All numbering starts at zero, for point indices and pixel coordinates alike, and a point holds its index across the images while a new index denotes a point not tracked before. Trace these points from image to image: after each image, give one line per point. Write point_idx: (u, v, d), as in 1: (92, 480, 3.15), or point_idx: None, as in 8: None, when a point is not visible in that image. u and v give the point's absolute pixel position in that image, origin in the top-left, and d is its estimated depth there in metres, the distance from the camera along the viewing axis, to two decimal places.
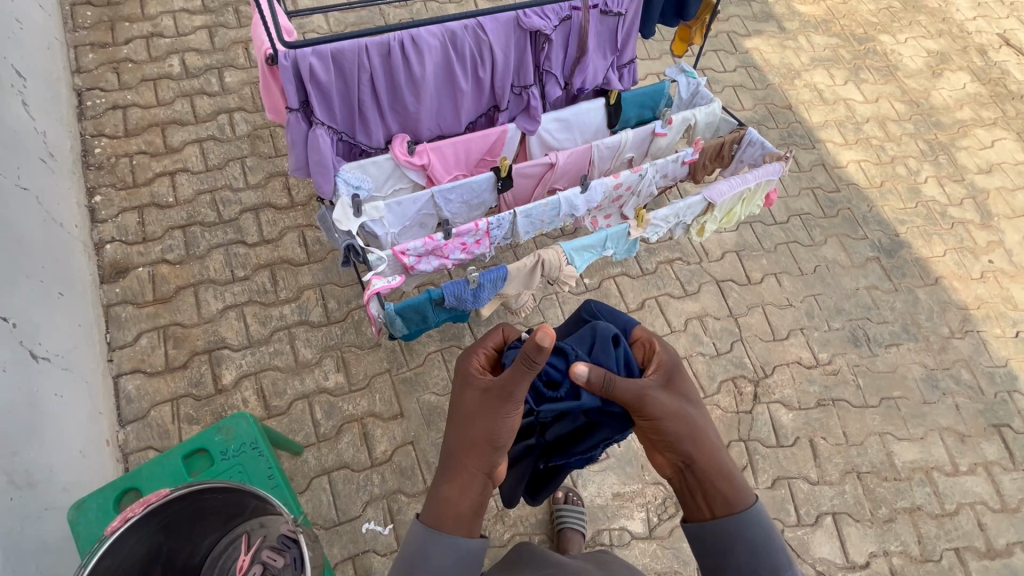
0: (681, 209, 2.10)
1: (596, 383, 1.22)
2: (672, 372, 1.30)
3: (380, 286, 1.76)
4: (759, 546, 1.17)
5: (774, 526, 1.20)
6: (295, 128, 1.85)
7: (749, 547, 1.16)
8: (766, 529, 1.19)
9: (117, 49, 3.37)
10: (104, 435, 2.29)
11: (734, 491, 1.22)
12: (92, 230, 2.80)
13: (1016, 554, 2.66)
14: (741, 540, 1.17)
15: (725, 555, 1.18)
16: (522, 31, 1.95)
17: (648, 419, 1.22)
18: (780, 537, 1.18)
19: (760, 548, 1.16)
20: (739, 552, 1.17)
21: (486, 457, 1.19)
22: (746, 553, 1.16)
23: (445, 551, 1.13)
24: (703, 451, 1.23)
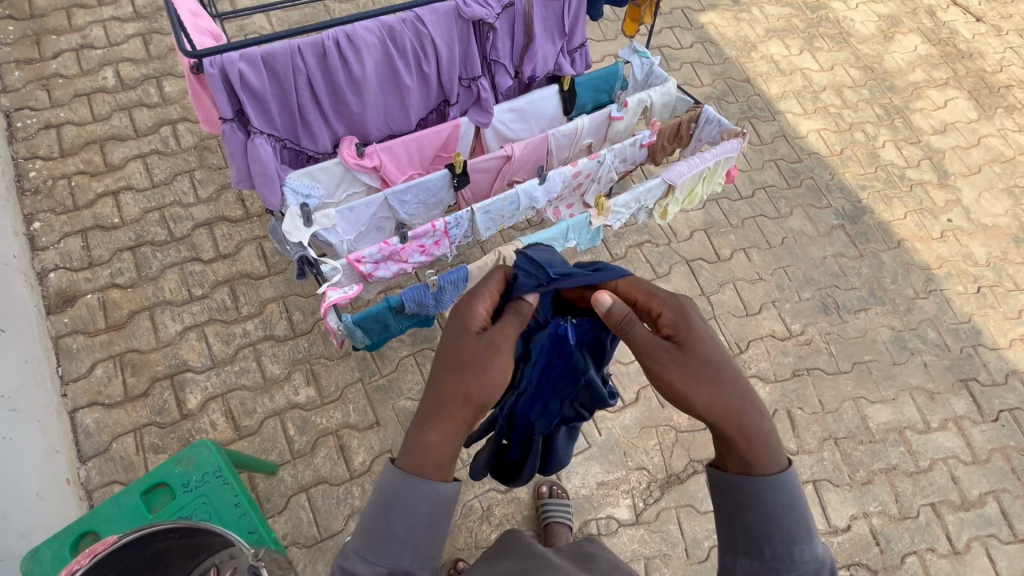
0: (641, 194, 2.07)
1: (616, 317, 1.16)
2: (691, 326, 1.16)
3: (336, 298, 1.70)
4: (780, 519, 1.04)
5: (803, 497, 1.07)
6: (232, 138, 1.75)
7: (762, 512, 1.05)
8: (793, 502, 1.06)
9: (45, 65, 3.17)
10: (64, 473, 2.19)
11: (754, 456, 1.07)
12: (34, 259, 2.66)
13: (988, 504, 2.74)
14: (759, 505, 1.05)
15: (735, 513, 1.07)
16: (463, 21, 1.88)
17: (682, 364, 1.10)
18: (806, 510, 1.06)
19: (786, 524, 1.04)
20: (753, 513, 1.05)
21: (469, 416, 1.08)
22: (759, 520, 1.04)
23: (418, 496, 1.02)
24: (723, 416, 1.07)
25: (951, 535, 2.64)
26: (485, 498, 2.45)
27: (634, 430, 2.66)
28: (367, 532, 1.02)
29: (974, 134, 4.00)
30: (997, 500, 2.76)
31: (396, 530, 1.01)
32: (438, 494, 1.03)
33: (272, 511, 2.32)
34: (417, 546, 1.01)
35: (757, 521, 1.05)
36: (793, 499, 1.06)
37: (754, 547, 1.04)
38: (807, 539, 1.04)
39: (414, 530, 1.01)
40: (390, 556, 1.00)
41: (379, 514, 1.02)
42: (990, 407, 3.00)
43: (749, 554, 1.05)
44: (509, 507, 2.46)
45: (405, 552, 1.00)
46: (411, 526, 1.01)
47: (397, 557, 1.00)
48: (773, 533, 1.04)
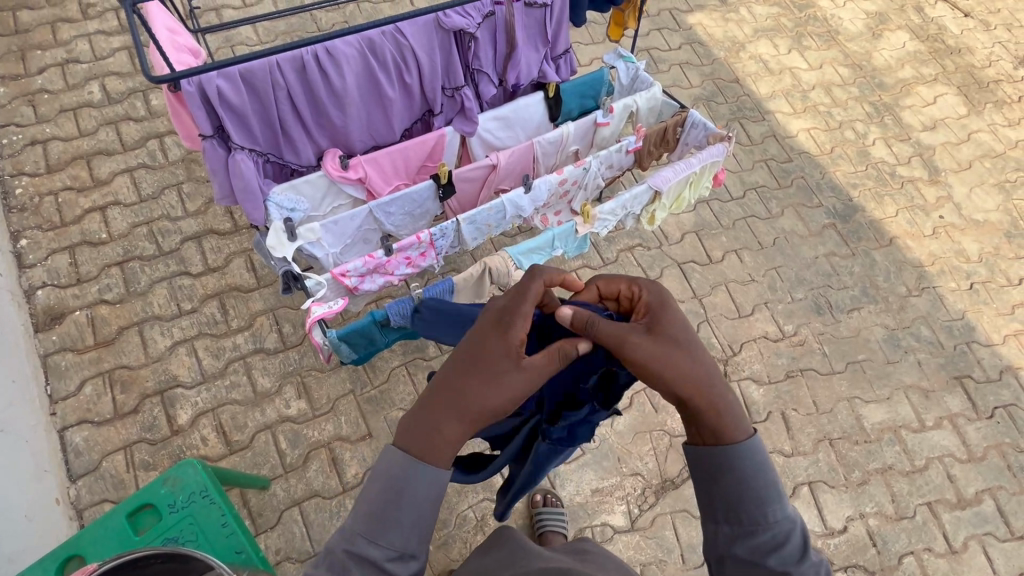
0: (627, 201, 2.07)
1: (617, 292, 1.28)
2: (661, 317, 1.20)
3: (321, 313, 1.69)
4: (750, 478, 1.06)
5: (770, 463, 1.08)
6: (213, 155, 1.74)
7: (737, 476, 1.06)
8: (760, 463, 1.07)
9: (30, 80, 3.16)
10: (53, 494, 2.18)
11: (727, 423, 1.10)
12: (21, 277, 2.64)
13: (985, 501, 2.74)
14: (732, 469, 1.06)
15: (711, 484, 1.08)
16: (443, 31, 1.87)
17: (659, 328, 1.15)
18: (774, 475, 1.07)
19: (753, 482, 1.05)
20: (731, 479, 1.06)
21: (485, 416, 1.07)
22: (735, 483, 1.05)
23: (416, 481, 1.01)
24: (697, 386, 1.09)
25: (947, 534, 2.64)
26: (478, 508, 2.44)
27: (628, 436, 2.65)
28: (368, 518, 0.99)
29: (964, 130, 4.00)
30: (993, 497, 2.75)
31: (400, 517, 0.99)
32: (438, 479, 1.01)
33: (264, 525, 2.31)
34: (419, 533, 1.00)
35: (740, 484, 1.05)
36: (763, 464, 1.07)
37: (731, 514, 1.05)
38: (778, 499, 1.05)
39: (417, 515, 1.00)
40: (394, 542, 0.98)
41: (379, 502, 0.99)
42: (985, 404, 3.00)
43: (730, 523, 1.05)
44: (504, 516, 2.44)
45: (406, 535, 0.99)
46: (420, 518, 0.99)
47: (401, 541, 0.98)
48: (747, 495, 1.04)
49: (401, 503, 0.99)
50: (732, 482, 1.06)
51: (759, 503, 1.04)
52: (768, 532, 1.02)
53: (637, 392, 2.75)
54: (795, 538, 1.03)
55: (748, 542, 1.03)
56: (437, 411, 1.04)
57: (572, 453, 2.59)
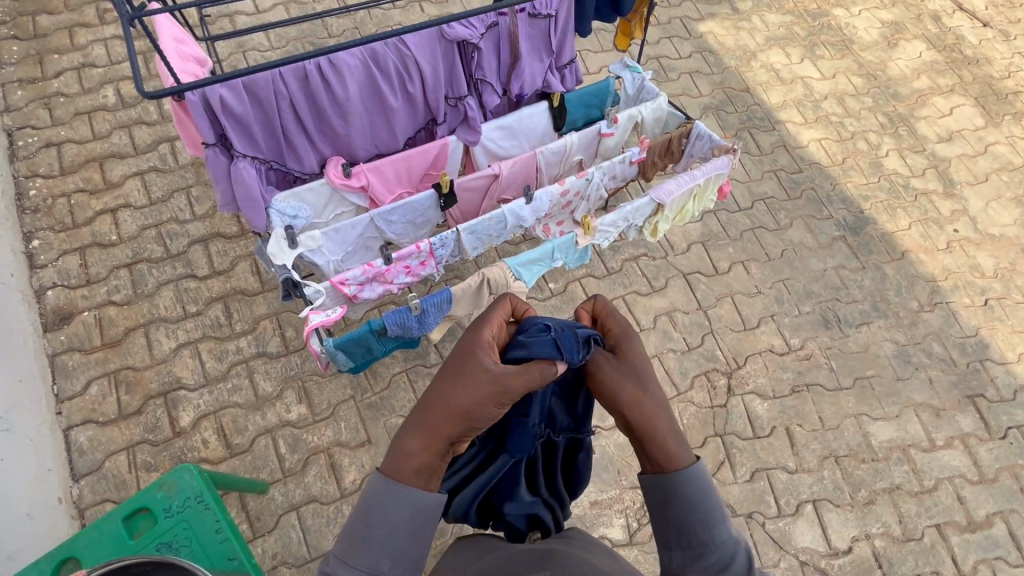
0: (628, 213, 2.05)
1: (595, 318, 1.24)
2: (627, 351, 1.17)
3: (318, 321, 1.69)
4: (701, 502, 1.05)
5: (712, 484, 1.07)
6: (215, 163, 1.76)
7: (685, 503, 1.04)
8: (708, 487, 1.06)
9: (47, 84, 3.23)
10: (55, 493, 2.21)
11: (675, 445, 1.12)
12: (32, 277, 2.69)
13: (996, 525, 2.66)
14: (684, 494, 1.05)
15: (663, 509, 1.06)
16: (447, 42, 1.88)
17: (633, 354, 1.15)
18: (718, 495, 1.06)
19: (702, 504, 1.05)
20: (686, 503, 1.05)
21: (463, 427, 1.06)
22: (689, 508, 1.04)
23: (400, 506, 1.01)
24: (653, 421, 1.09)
25: (956, 558, 2.57)
26: None
27: (628, 448, 2.63)
28: (349, 539, 1.01)
29: (981, 142, 3.92)
30: (1005, 520, 2.68)
31: (379, 539, 1.00)
32: (417, 500, 1.02)
33: (262, 530, 2.32)
34: (396, 553, 1.00)
35: (689, 508, 1.04)
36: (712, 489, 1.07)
37: (682, 540, 1.04)
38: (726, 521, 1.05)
39: (393, 535, 1.00)
40: (369, 560, 0.99)
41: (356, 520, 1.02)
42: (998, 424, 2.92)
43: (683, 548, 1.04)
44: None
45: (384, 556, 0.99)
46: (399, 538, 1.00)
47: (377, 561, 0.99)
48: (696, 519, 1.04)
49: (383, 526, 1.00)
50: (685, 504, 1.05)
51: (707, 525, 1.03)
52: (718, 553, 1.02)
53: None
54: (739, 557, 1.03)
55: (698, 564, 1.03)
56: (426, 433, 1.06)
57: None
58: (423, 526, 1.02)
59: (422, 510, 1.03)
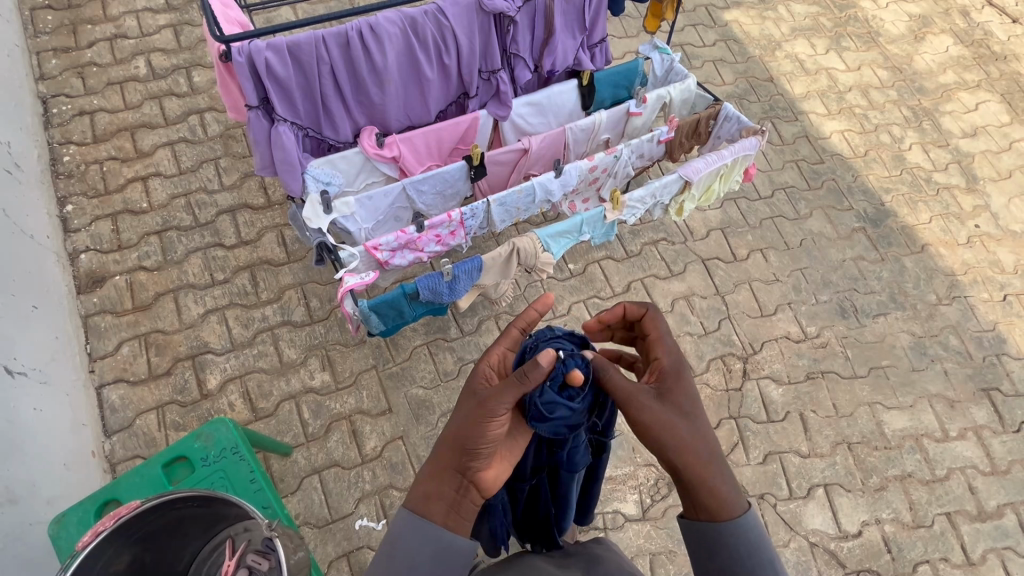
0: (656, 189, 2.07)
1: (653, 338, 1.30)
2: (673, 380, 1.23)
3: (353, 283, 1.73)
4: (744, 552, 1.12)
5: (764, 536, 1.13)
6: (257, 126, 1.79)
7: (729, 555, 1.12)
8: (755, 540, 1.13)
9: (81, 53, 3.29)
10: (90, 446, 2.28)
11: (722, 497, 1.14)
12: (66, 240, 2.75)
13: (1007, 516, 2.68)
14: (725, 549, 1.12)
15: (709, 560, 1.15)
16: (484, 13, 1.90)
17: (635, 421, 1.18)
18: (769, 545, 1.13)
19: (740, 559, 1.11)
20: (724, 555, 1.13)
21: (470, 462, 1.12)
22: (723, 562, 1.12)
23: (422, 540, 1.08)
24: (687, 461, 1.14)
25: (966, 546, 2.59)
26: None
27: None
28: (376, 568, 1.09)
29: (1006, 139, 3.89)
30: (1016, 511, 2.70)
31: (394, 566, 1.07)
32: (441, 540, 1.09)
33: (285, 491, 2.38)
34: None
35: (729, 564, 1.12)
36: (758, 539, 1.13)
37: None
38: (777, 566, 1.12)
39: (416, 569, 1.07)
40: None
41: (385, 552, 1.09)
42: (1012, 418, 2.93)
43: None
44: None
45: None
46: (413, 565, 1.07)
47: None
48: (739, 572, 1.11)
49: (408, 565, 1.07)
50: (719, 561, 1.13)
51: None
52: None
53: None
54: None
55: None
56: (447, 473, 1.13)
57: None
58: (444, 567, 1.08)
59: (449, 551, 1.09)
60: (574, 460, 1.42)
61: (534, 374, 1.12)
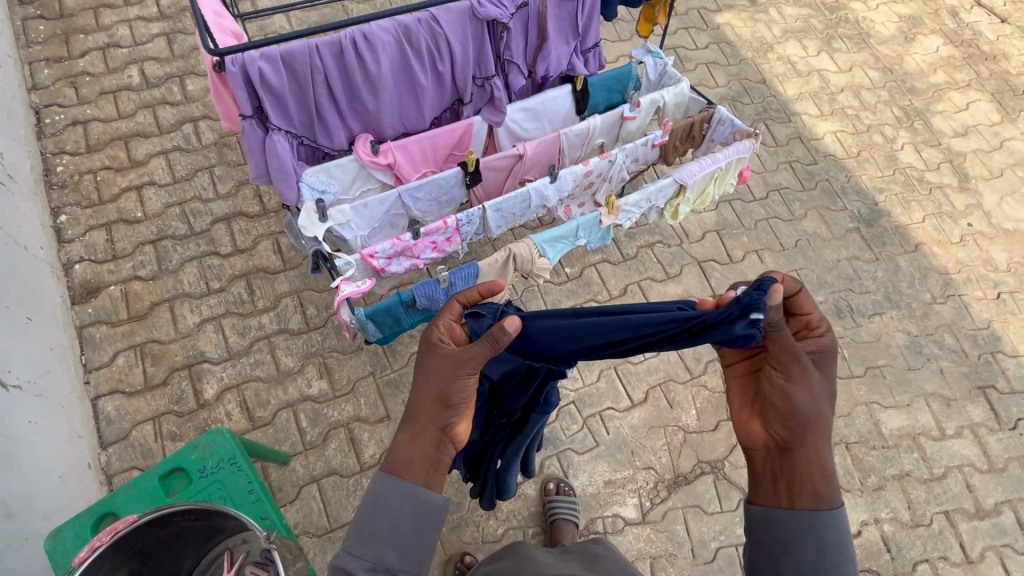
0: (651, 193, 2.08)
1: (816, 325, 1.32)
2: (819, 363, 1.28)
3: (350, 291, 1.73)
4: (829, 545, 1.14)
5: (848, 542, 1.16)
6: (251, 135, 1.79)
7: (816, 545, 1.14)
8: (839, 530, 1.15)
9: (73, 63, 3.28)
10: (86, 458, 2.27)
11: (826, 485, 1.17)
12: (60, 251, 2.74)
13: (1005, 513, 2.69)
14: (808, 535, 1.14)
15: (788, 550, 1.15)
16: (477, 20, 1.90)
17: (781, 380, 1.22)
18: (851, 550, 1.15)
19: (827, 551, 1.14)
20: (808, 546, 1.14)
21: (448, 420, 1.18)
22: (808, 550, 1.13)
23: (402, 497, 1.11)
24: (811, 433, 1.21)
25: (964, 544, 2.60)
26: None
27: (642, 430, 2.67)
28: (361, 536, 1.10)
29: (997, 137, 3.92)
30: (1014, 509, 2.71)
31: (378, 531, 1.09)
32: (419, 496, 1.12)
33: (283, 500, 2.37)
34: (403, 549, 1.09)
35: (806, 554, 1.14)
36: (839, 540, 1.15)
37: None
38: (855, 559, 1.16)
39: (399, 533, 1.09)
40: (377, 554, 1.08)
41: (363, 517, 1.11)
42: (1008, 415, 2.94)
43: None
44: (516, 502, 2.48)
45: (392, 543, 1.08)
46: (396, 528, 1.09)
47: (384, 556, 1.08)
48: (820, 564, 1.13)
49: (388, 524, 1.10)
50: (793, 553, 1.14)
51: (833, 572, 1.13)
52: None
53: (652, 386, 2.77)
54: None
55: None
56: (420, 432, 1.18)
57: (585, 444, 2.61)
58: (426, 526, 1.11)
59: (429, 508, 1.12)
60: (549, 402, 1.59)
61: (504, 338, 1.16)
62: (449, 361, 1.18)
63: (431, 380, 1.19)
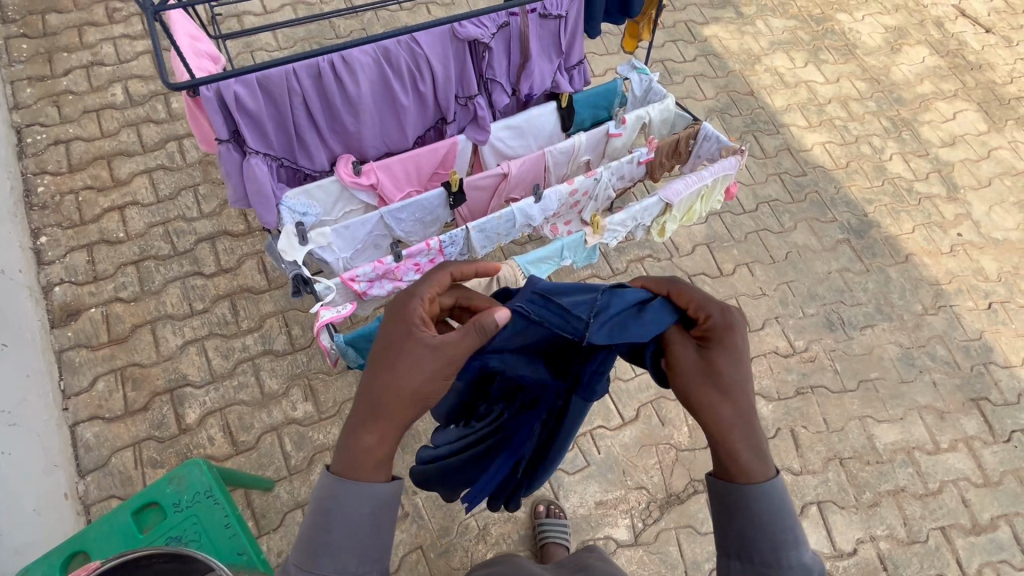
0: (637, 212, 2.06)
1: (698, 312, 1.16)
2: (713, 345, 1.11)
3: (329, 317, 1.69)
4: (766, 514, 1.04)
5: (781, 514, 1.04)
6: (228, 159, 1.75)
7: (748, 515, 1.04)
8: (777, 506, 1.04)
9: (56, 82, 3.24)
10: (62, 488, 2.21)
11: (746, 460, 1.05)
12: (40, 273, 2.69)
13: (1001, 528, 2.66)
14: (747, 509, 1.04)
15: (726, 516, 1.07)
16: (458, 40, 1.89)
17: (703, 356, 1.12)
18: (788, 522, 1.03)
19: (759, 520, 1.03)
20: (743, 517, 1.05)
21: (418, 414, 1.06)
22: (740, 522, 1.04)
23: (361, 497, 1.00)
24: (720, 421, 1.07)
25: (961, 560, 2.57)
26: (480, 517, 2.42)
27: (634, 449, 2.63)
28: (308, 544, 0.98)
29: (984, 147, 3.94)
30: (1010, 523, 2.68)
31: (332, 538, 0.98)
32: (377, 493, 1.01)
33: (267, 527, 2.32)
34: (363, 551, 0.99)
35: (744, 522, 1.04)
36: (777, 509, 1.04)
37: (744, 552, 1.03)
38: (796, 544, 1.02)
39: (356, 535, 0.99)
40: (337, 561, 0.97)
41: (315, 525, 0.99)
42: (1002, 427, 2.92)
43: (741, 559, 1.03)
44: (506, 525, 2.43)
45: (355, 555, 0.98)
46: (354, 532, 0.98)
47: (345, 561, 0.97)
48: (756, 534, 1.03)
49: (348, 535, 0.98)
50: (736, 520, 1.05)
51: (774, 547, 1.02)
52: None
53: (643, 404, 2.73)
54: None
55: None
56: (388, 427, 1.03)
57: (576, 464, 2.57)
58: (387, 525, 1.01)
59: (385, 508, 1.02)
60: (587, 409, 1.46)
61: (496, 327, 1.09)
62: (437, 354, 1.04)
63: (405, 372, 1.03)
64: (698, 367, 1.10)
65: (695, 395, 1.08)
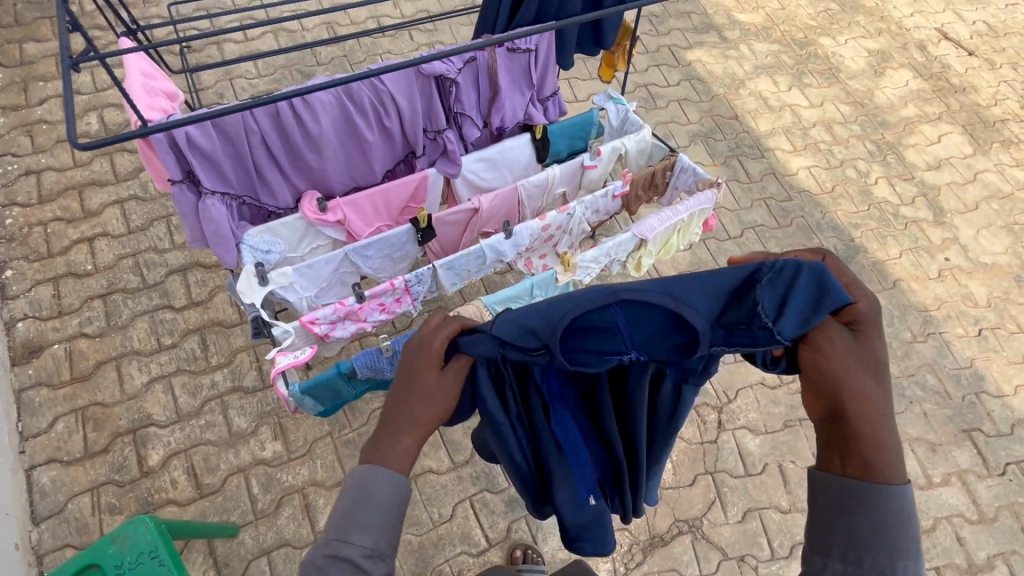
0: (610, 248, 2.00)
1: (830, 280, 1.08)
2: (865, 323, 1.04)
3: (285, 364, 1.62)
4: (889, 523, 0.97)
5: (912, 516, 0.99)
6: (183, 200, 1.68)
7: (871, 517, 0.98)
8: (906, 517, 0.98)
9: (30, 111, 3.20)
10: (14, 538, 2.11)
11: (880, 459, 0.99)
12: (3, 308, 2.61)
13: (997, 567, 2.57)
14: (868, 508, 0.98)
15: (841, 518, 1.00)
16: (424, 76, 1.85)
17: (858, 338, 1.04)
18: (915, 528, 0.99)
19: (881, 522, 0.97)
20: (865, 518, 0.98)
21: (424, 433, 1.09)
22: (861, 521, 0.98)
23: (388, 485, 1.01)
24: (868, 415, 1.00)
25: None
26: (455, 563, 2.32)
27: None
28: (338, 528, 0.98)
29: (970, 170, 3.91)
30: (1006, 562, 2.58)
31: (367, 518, 0.99)
32: (398, 483, 1.02)
33: None
34: (390, 532, 1.00)
35: (863, 522, 0.98)
36: (907, 514, 0.99)
37: (856, 551, 0.98)
38: (915, 554, 0.97)
39: (383, 519, 1.00)
40: (370, 540, 0.98)
41: (352, 506, 0.99)
42: (996, 460, 2.84)
43: (844, 560, 0.99)
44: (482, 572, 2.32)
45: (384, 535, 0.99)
46: (384, 515, 1.00)
47: (376, 540, 0.98)
48: (873, 537, 0.97)
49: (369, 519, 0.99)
50: (853, 520, 0.99)
51: (893, 553, 0.97)
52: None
53: None
54: None
55: None
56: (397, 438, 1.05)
57: None
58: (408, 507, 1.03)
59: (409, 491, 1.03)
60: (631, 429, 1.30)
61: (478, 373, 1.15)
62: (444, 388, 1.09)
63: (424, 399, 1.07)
64: (851, 355, 1.01)
65: (844, 379, 1.00)
